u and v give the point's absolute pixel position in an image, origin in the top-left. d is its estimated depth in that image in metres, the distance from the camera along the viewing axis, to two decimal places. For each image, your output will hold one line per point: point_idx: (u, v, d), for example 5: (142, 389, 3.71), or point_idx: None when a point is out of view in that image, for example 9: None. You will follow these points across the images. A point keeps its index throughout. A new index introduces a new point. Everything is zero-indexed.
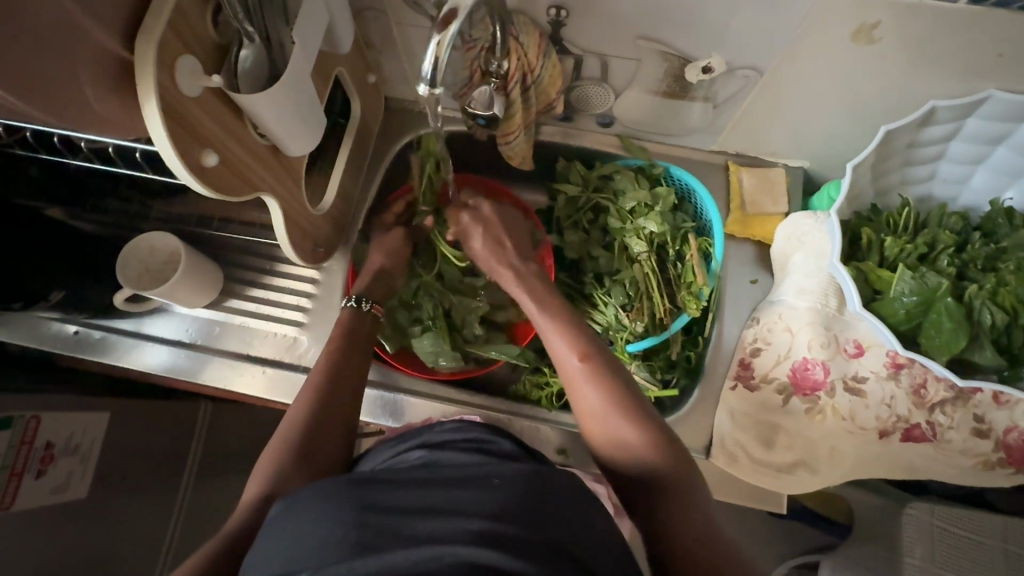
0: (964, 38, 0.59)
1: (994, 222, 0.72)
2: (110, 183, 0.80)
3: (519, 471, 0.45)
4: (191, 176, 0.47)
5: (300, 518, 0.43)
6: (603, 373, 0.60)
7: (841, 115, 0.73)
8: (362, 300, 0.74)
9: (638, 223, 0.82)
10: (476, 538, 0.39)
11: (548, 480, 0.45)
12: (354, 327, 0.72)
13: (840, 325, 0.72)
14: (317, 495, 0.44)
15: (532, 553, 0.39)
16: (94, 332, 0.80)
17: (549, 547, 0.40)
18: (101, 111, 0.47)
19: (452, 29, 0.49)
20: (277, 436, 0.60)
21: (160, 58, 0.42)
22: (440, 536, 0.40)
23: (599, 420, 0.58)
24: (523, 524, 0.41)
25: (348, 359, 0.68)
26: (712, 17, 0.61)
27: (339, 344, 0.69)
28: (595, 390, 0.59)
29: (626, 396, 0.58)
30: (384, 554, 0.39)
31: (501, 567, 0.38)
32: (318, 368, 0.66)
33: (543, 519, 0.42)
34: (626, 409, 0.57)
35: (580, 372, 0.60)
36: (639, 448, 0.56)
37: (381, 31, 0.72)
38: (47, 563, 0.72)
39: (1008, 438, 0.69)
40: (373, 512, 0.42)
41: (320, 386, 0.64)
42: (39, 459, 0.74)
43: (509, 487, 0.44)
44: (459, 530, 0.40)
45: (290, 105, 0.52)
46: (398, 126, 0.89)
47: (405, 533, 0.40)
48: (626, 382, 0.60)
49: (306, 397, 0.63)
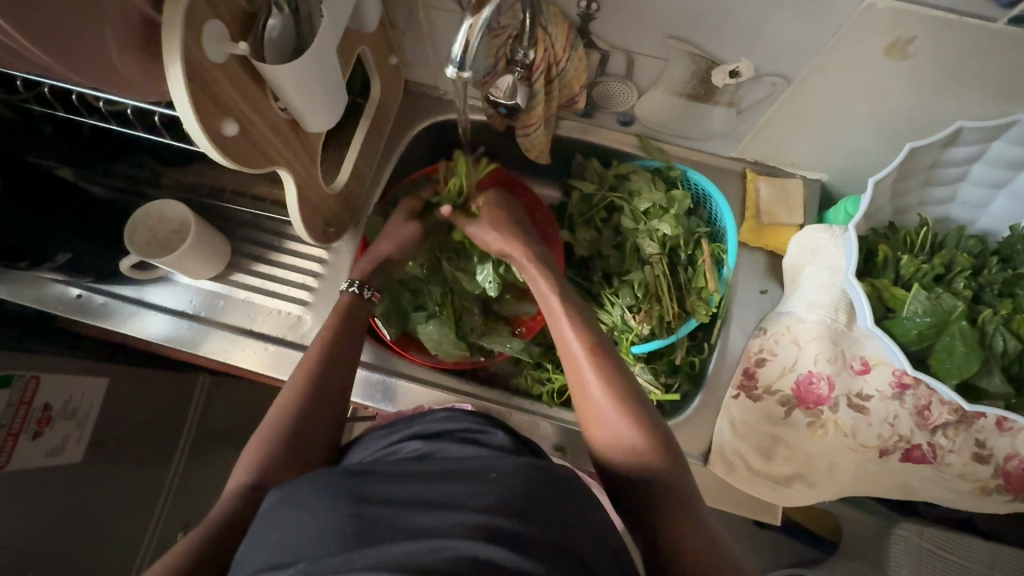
0: (1000, 59, 0.58)
1: (1013, 248, 0.71)
2: (124, 147, 0.79)
3: (516, 464, 0.44)
4: (211, 145, 0.47)
5: (294, 510, 0.42)
6: (611, 373, 0.60)
7: (866, 130, 0.73)
8: (364, 287, 0.72)
9: (651, 226, 0.81)
10: (474, 532, 0.39)
11: (547, 472, 0.45)
12: (352, 311, 0.71)
13: (848, 341, 0.72)
14: (313, 487, 0.44)
15: (533, 548, 0.39)
16: (96, 297, 0.80)
17: (551, 545, 0.40)
18: (123, 71, 0.46)
19: (485, 14, 0.48)
20: (269, 421, 0.60)
21: (188, 22, 0.40)
22: (437, 530, 0.39)
23: (601, 416, 0.58)
24: (522, 518, 0.40)
25: (348, 342, 0.68)
26: (745, 21, 0.60)
27: (335, 330, 0.68)
28: (601, 388, 0.59)
29: (632, 399, 0.58)
30: (379, 546, 0.38)
31: (501, 562, 0.37)
32: (317, 353, 0.65)
33: (543, 514, 0.41)
34: (632, 409, 0.57)
35: (590, 367, 0.60)
36: (638, 447, 0.56)
37: (407, 13, 0.71)
38: (37, 523, 0.72)
39: (1008, 465, 0.68)
40: (369, 504, 0.42)
41: (318, 374, 0.64)
42: (36, 420, 0.73)
43: (507, 479, 0.43)
44: (457, 524, 0.39)
45: (314, 79, 0.51)
46: (416, 110, 0.88)
47: (402, 526, 0.40)
48: (630, 383, 0.60)
49: (300, 384, 0.63)
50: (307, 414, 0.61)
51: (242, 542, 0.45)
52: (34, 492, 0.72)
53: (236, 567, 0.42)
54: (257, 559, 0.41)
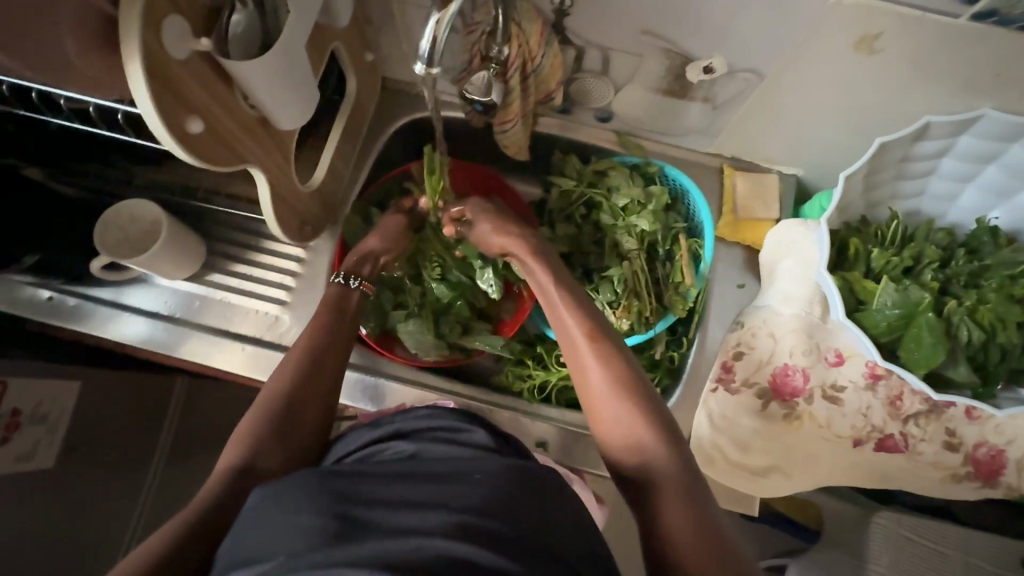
0: (964, 55, 0.59)
1: (980, 240, 0.72)
2: (93, 146, 0.78)
3: (501, 466, 0.45)
4: (176, 143, 0.46)
5: (276, 507, 0.42)
6: (613, 360, 0.61)
7: (839, 125, 0.74)
8: (350, 277, 0.72)
9: (630, 222, 0.83)
10: (455, 531, 0.39)
11: (531, 474, 0.45)
12: (339, 304, 0.70)
13: (822, 333, 0.73)
14: (295, 486, 0.44)
15: (512, 548, 0.39)
16: (69, 299, 0.78)
17: (532, 546, 0.40)
18: (84, 69, 0.45)
19: (453, 8, 0.48)
20: (252, 413, 0.60)
21: (147, 17, 0.40)
22: (419, 528, 0.39)
23: (603, 403, 0.59)
24: (504, 518, 0.41)
25: (333, 333, 0.67)
26: (718, 16, 0.60)
27: (321, 323, 0.67)
28: (601, 372, 0.60)
29: (634, 386, 0.59)
30: (361, 544, 0.38)
31: (480, 561, 0.37)
32: (302, 345, 0.65)
33: (525, 514, 0.42)
34: (632, 393, 0.58)
35: (591, 352, 0.61)
36: (641, 436, 0.56)
37: (381, 8, 0.71)
38: (9, 530, 0.70)
39: (977, 452, 0.70)
40: (353, 504, 0.42)
41: (303, 369, 0.63)
42: (4, 425, 0.72)
43: (491, 481, 0.43)
44: (439, 523, 0.39)
45: (282, 76, 0.51)
46: (393, 107, 0.87)
47: (383, 526, 0.40)
48: (633, 369, 0.61)
49: (289, 373, 0.62)
50: (291, 406, 0.60)
51: (223, 539, 0.45)
52: (5, 499, 0.71)
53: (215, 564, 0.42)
54: (237, 558, 0.41)
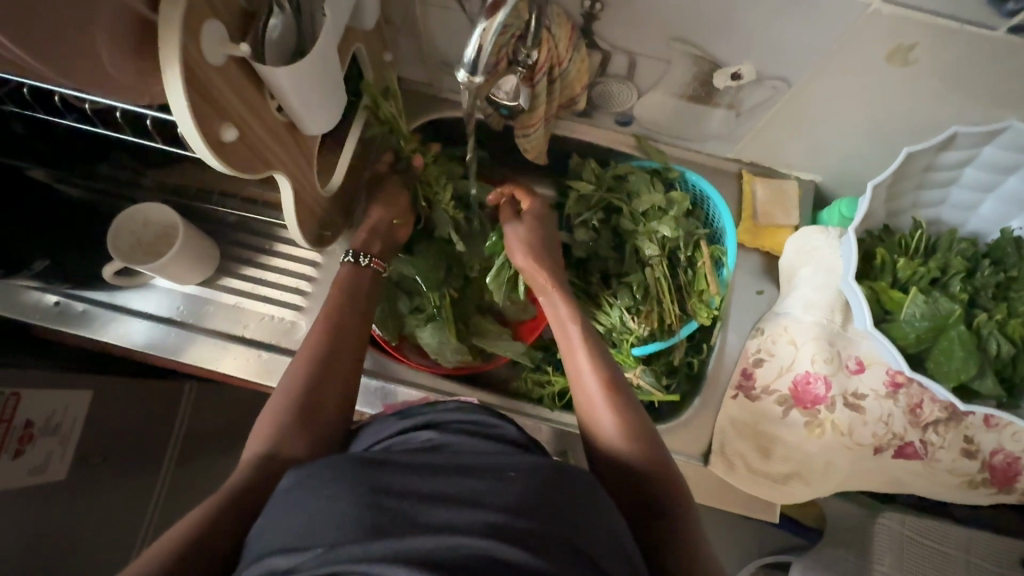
0: (998, 67, 0.59)
1: (1003, 250, 0.73)
2: (102, 147, 0.75)
3: (533, 462, 0.44)
4: (209, 151, 0.44)
5: (311, 495, 0.41)
6: (626, 407, 0.59)
7: (864, 133, 0.74)
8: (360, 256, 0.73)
9: (651, 227, 0.81)
10: (488, 531, 0.37)
11: (565, 471, 0.44)
12: (353, 286, 0.70)
13: (844, 341, 0.73)
14: (328, 474, 0.42)
15: (548, 549, 0.38)
16: (76, 304, 0.76)
17: (568, 545, 0.39)
18: (111, 72, 0.44)
19: (500, 17, 0.46)
20: (277, 395, 0.59)
21: (187, 23, 0.38)
22: (455, 526, 0.38)
23: (612, 449, 0.57)
24: (540, 518, 0.39)
25: (349, 318, 0.66)
26: (750, 24, 0.59)
27: (339, 303, 0.67)
28: (614, 420, 0.58)
29: (644, 434, 0.57)
30: (398, 539, 0.37)
31: (513, 561, 0.36)
32: (324, 328, 0.64)
33: (559, 514, 0.40)
34: (640, 443, 0.56)
35: (601, 396, 0.59)
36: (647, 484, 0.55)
37: (403, 9, 0.69)
38: (21, 544, 0.68)
39: (994, 459, 0.71)
40: (386, 495, 0.40)
41: (321, 350, 0.62)
42: (17, 438, 0.69)
43: (525, 479, 0.42)
44: (473, 521, 0.38)
45: (317, 81, 0.49)
46: (408, 108, 0.85)
47: (421, 521, 0.39)
48: (645, 417, 0.59)
49: (306, 354, 0.62)
50: (314, 385, 0.60)
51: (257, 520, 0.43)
52: (20, 514, 0.68)
53: (252, 544, 0.41)
54: (268, 549, 0.40)
